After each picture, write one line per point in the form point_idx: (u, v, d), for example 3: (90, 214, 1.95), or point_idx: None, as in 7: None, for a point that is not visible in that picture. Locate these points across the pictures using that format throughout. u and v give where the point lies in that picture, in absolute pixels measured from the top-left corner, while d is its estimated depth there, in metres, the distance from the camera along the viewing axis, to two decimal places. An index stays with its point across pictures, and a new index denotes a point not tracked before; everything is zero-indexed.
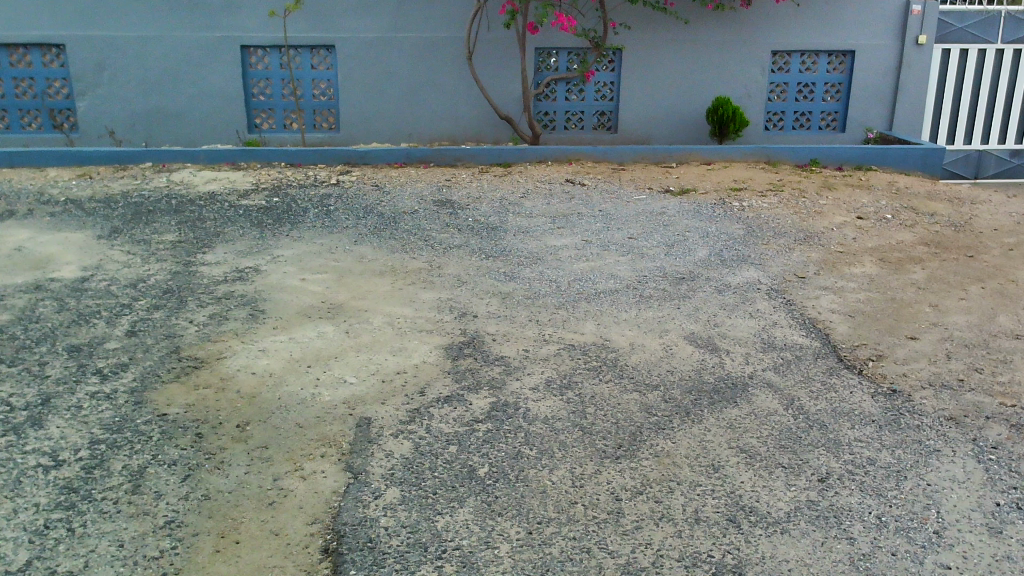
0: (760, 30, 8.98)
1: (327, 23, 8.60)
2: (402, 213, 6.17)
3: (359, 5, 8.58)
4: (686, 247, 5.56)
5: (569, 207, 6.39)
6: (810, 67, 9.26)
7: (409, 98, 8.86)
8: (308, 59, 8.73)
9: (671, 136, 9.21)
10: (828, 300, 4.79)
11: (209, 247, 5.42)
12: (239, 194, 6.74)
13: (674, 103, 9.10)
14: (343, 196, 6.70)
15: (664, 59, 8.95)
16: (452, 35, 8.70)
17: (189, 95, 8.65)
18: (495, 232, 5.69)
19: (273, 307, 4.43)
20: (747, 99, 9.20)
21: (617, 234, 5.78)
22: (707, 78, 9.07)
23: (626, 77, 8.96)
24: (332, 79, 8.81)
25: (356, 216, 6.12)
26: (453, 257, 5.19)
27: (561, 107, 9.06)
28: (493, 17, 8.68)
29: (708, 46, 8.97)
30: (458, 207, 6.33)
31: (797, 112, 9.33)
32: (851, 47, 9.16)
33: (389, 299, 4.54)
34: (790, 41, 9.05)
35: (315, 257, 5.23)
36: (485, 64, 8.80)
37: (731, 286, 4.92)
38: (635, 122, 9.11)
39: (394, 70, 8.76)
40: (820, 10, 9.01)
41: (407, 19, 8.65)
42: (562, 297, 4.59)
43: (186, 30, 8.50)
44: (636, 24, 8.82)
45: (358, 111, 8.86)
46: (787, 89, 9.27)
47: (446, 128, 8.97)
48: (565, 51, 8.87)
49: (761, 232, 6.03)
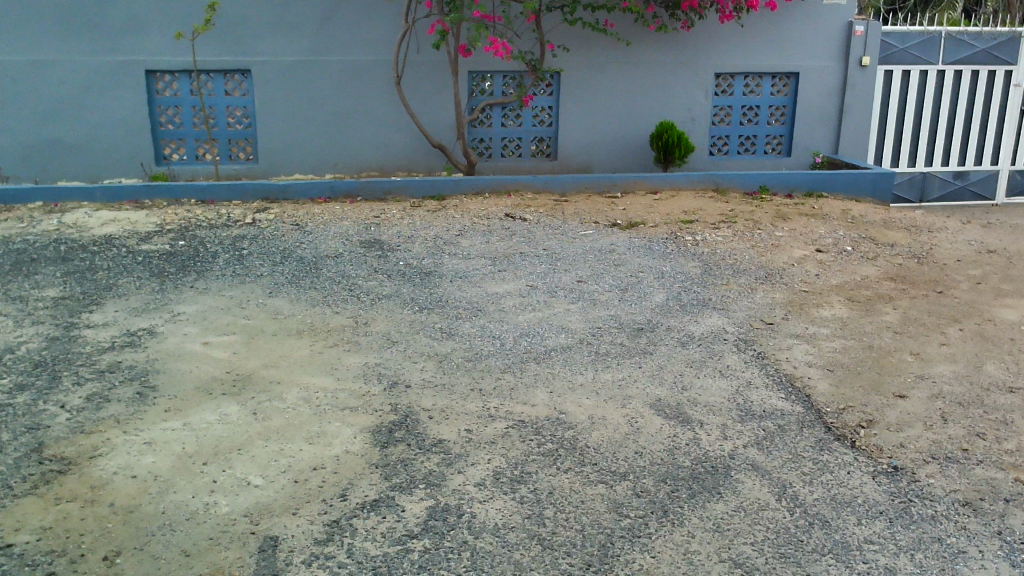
0: (703, 51, 8.61)
1: (242, 45, 7.92)
2: (324, 257, 5.52)
3: (276, 26, 7.93)
4: (642, 291, 5.05)
5: (510, 246, 5.83)
6: (753, 89, 8.94)
7: (333, 125, 8.21)
8: (221, 84, 8.03)
9: (613, 162, 8.76)
10: (802, 351, 4.32)
11: (98, 304, 4.69)
12: (140, 237, 6.00)
13: (615, 127, 8.65)
14: (259, 238, 6.02)
15: (604, 82, 8.50)
16: (378, 58, 8.10)
17: (86, 125, 7.85)
18: (430, 279, 5.09)
19: (166, 380, 3.74)
20: (690, 122, 8.81)
21: (564, 277, 5.23)
22: (649, 101, 8.65)
23: (565, 101, 8.48)
24: (248, 106, 8.11)
25: (272, 262, 5.45)
26: (381, 311, 4.56)
27: (497, 134, 8.51)
28: (423, 39, 8.11)
29: (649, 69, 8.56)
30: (388, 249, 5.71)
31: (742, 136, 8.99)
32: (794, 68, 8.87)
33: (306, 367, 3.89)
34: (734, 62, 8.70)
35: (221, 315, 4.55)
36: (414, 89, 8.22)
37: (694, 337, 4.41)
38: (575, 149, 8.63)
39: (316, 96, 8.11)
40: (763, 30, 8.69)
41: (329, 40, 8.02)
42: (508, 358, 4.01)
43: (82, 53, 7.70)
44: (574, 46, 8.35)
45: (278, 140, 8.18)
46: (730, 113, 8.93)
47: (375, 158, 8.34)
48: (500, 74, 8.35)
49: (719, 271, 5.56)
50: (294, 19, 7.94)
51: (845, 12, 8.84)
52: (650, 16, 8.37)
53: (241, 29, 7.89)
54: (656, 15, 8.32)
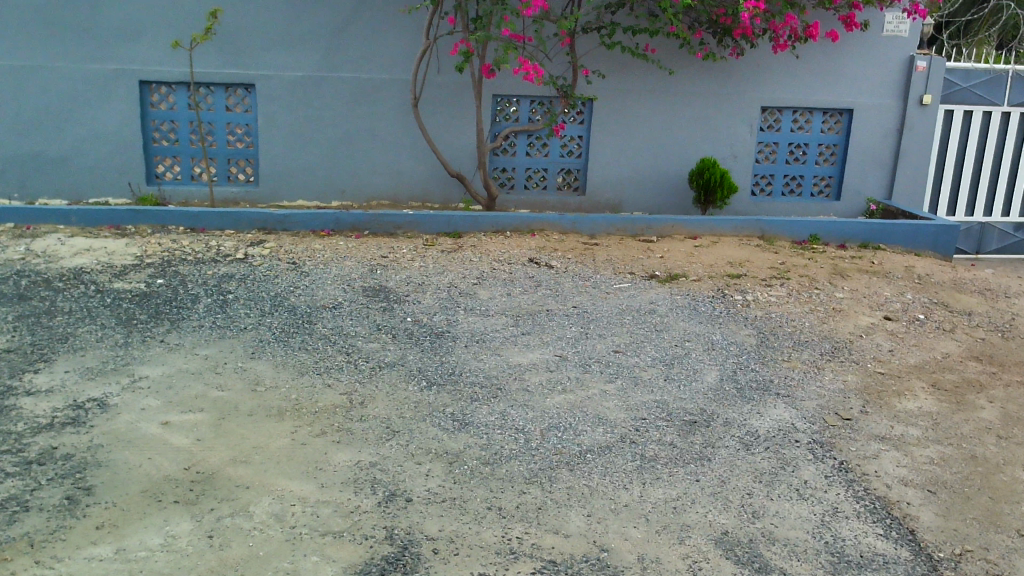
0: (750, 82, 7.86)
1: (247, 57, 7.24)
2: (321, 307, 4.78)
3: (286, 38, 7.24)
4: (691, 368, 4.28)
5: (535, 301, 5.08)
6: (802, 125, 8.17)
7: (343, 149, 7.50)
8: (221, 99, 7.34)
9: (647, 200, 8.00)
10: (891, 460, 3.53)
11: (46, 361, 3.95)
12: (114, 272, 5.27)
13: (650, 162, 7.90)
14: (249, 278, 5.29)
15: (640, 113, 7.76)
16: (395, 77, 7.40)
17: (72, 137, 7.16)
18: (442, 344, 4.34)
19: (106, 478, 2.99)
20: (733, 159, 8.05)
21: (599, 346, 4.47)
22: (689, 135, 7.90)
23: (597, 131, 7.74)
24: (250, 124, 7.43)
25: (259, 312, 4.71)
26: (381, 387, 3.80)
27: (522, 164, 7.78)
28: (444, 58, 7.40)
29: (691, 100, 7.82)
30: (394, 300, 4.97)
31: (787, 176, 8.23)
32: (848, 104, 8.10)
33: (284, 467, 3.13)
34: (783, 96, 7.95)
35: (190, 382, 3.80)
36: (433, 111, 7.50)
37: (759, 436, 3.63)
38: (605, 184, 7.89)
39: (325, 116, 7.42)
40: (817, 62, 7.94)
41: (343, 56, 7.32)
42: (534, 463, 3.24)
43: (71, 60, 7.03)
44: (609, 72, 7.62)
45: (281, 162, 7.48)
46: (776, 150, 8.17)
47: (386, 185, 7.62)
48: (527, 99, 7.62)
49: (777, 341, 4.79)
50: (305, 30, 7.25)
51: (907, 45, 8.05)
52: (697, 42, 7.61)
53: (246, 39, 7.20)
54: (703, 41, 7.58)
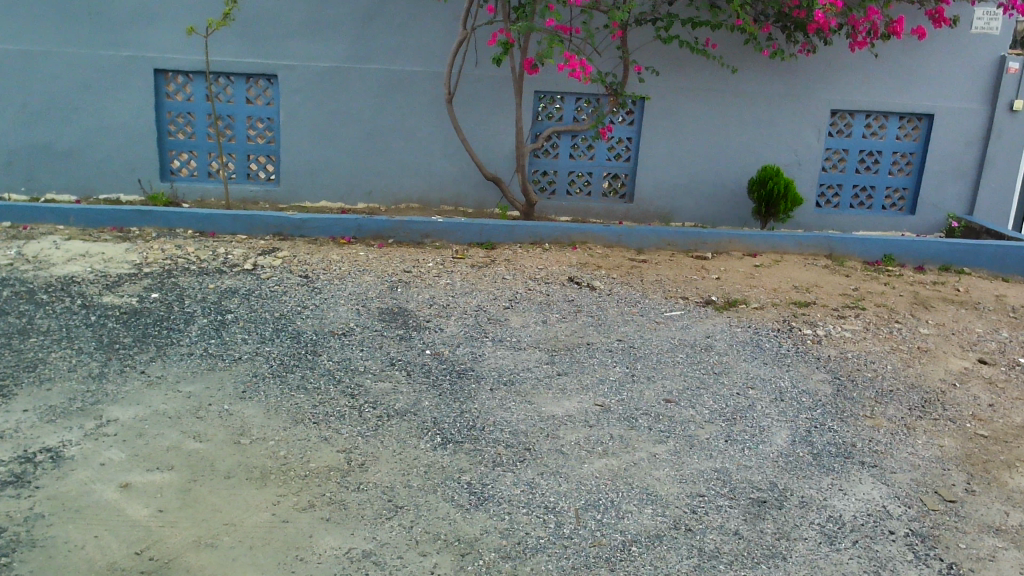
0: (819, 82, 7.11)
1: (268, 46, 6.68)
2: (329, 334, 4.19)
3: (311, 24, 6.67)
4: (757, 426, 3.60)
5: (575, 333, 4.43)
6: (876, 131, 7.40)
7: (370, 146, 6.93)
8: (242, 91, 6.82)
9: (700, 209, 7.31)
10: (1014, 565, 2.81)
11: (4, 395, 3.40)
12: (106, 284, 4.75)
13: (705, 168, 7.20)
14: (254, 294, 4.72)
15: (697, 114, 7.06)
16: (428, 70, 6.80)
17: (82, 129, 6.69)
18: (464, 386, 3.71)
19: (37, 566, 2.43)
20: (797, 167, 7.30)
21: (648, 393, 3.81)
22: (750, 139, 7.17)
23: (648, 133, 7.05)
24: (273, 118, 6.89)
25: (259, 336, 4.12)
26: (387, 444, 3.19)
27: (564, 167, 7.13)
28: (482, 50, 6.76)
29: (753, 101, 7.09)
30: (413, 327, 4.36)
31: (857, 186, 7.47)
32: (929, 109, 7.30)
33: (256, 555, 2.54)
34: (856, 98, 7.18)
35: (164, 430, 3.23)
36: (468, 108, 6.87)
37: (845, 525, 2.95)
38: (655, 191, 7.21)
39: (352, 111, 6.85)
40: (895, 61, 7.16)
41: (372, 46, 6.74)
42: (565, 560, 2.60)
43: (82, 46, 6.55)
44: (664, 68, 6.93)
45: (304, 160, 6.94)
46: (846, 157, 7.41)
47: (416, 188, 7.04)
48: (572, 96, 6.96)
49: (856, 391, 4.08)
50: (331, 17, 6.67)
51: (998, 44, 7.22)
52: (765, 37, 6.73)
53: (269, 26, 6.65)
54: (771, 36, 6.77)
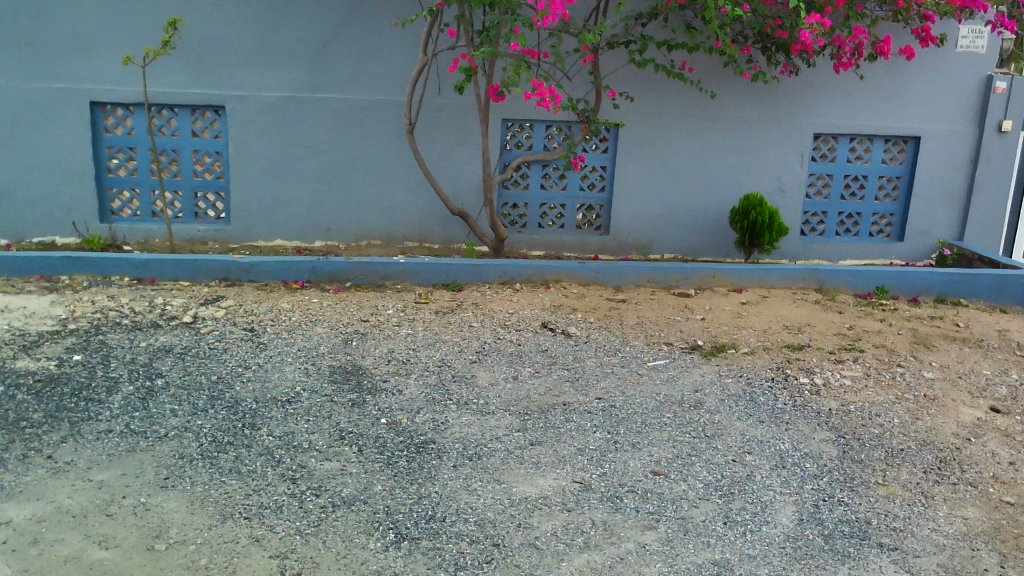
0: (801, 105, 6.76)
1: (215, 75, 6.21)
2: (272, 402, 3.69)
3: (261, 52, 6.21)
4: (759, 503, 3.15)
5: (549, 391, 3.97)
6: (861, 155, 7.07)
7: (328, 181, 6.47)
8: (187, 123, 6.34)
9: (680, 240, 6.92)
10: None
11: None
12: (23, 345, 4.22)
13: (685, 197, 6.83)
14: (190, 353, 4.22)
15: (674, 140, 6.68)
16: (388, 98, 6.36)
17: (13, 169, 6.17)
18: (423, 464, 3.23)
19: None
20: (781, 194, 6.94)
21: (633, 464, 3.36)
22: (730, 166, 6.81)
23: (623, 162, 6.66)
24: (221, 152, 6.41)
25: (191, 407, 3.62)
26: (329, 545, 2.70)
27: (535, 199, 6.72)
28: (445, 76, 6.34)
29: (733, 125, 6.72)
30: (369, 389, 3.88)
31: (843, 213, 7.13)
32: (916, 131, 6.98)
33: None
34: (839, 121, 6.84)
35: (64, 534, 2.72)
36: (432, 138, 6.44)
37: None
38: (632, 222, 6.82)
39: (307, 143, 6.39)
40: (879, 82, 6.83)
41: (328, 73, 6.29)
42: None
43: (11, 79, 6.04)
44: (638, 93, 6.54)
45: (256, 196, 6.47)
46: (830, 183, 7.07)
47: (378, 223, 6.58)
48: (542, 123, 6.56)
49: (864, 452, 3.65)
50: (283, 43, 6.21)
51: (985, 63, 6.91)
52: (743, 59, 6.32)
53: (215, 53, 6.18)
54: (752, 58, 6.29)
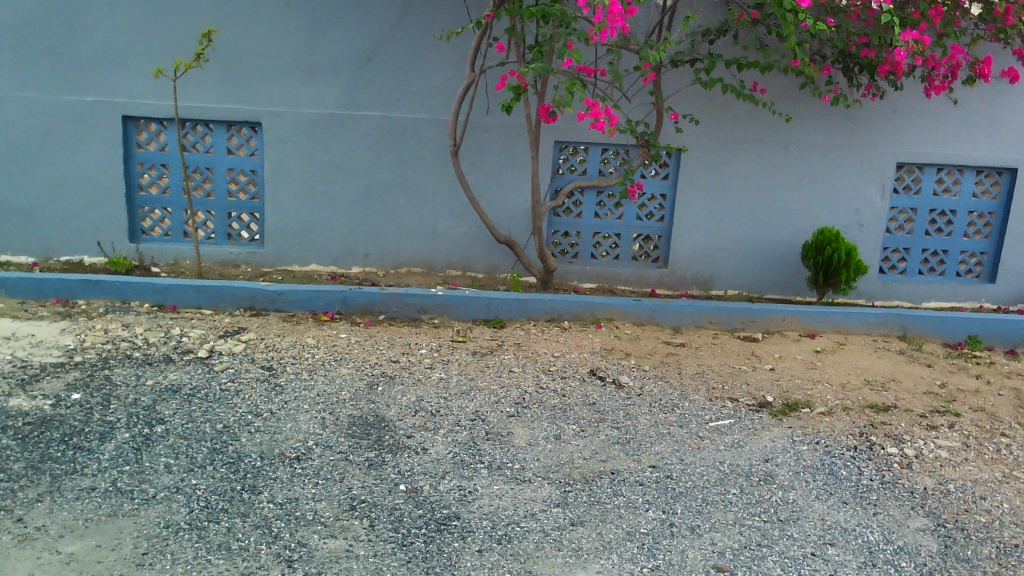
0: (884, 132, 6.16)
1: (251, 91, 5.89)
2: (279, 459, 3.25)
3: (301, 65, 5.86)
4: None
5: (595, 456, 3.46)
6: (949, 188, 6.43)
7: (367, 204, 6.10)
8: (222, 140, 6.03)
9: (745, 276, 6.37)
10: None
11: None
12: (21, 380, 3.86)
13: (751, 229, 6.28)
14: (199, 395, 3.82)
15: (741, 168, 6.13)
16: (433, 117, 5.96)
17: (42, 185, 5.91)
18: (442, 548, 2.74)
19: None
20: (858, 228, 6.34)
21: (692, 556, 2.81)
22: (803, 196, 6.23)
23: (685, 190, 6.14)
24: (257, 170, 6.08)
25: (187, 462, 3.20)
26: None
27: (588, 227, 6.25)
28: (494, 94, 5.90)
29: (807, 153, 6.15)
30: (390, 447, 3.42)
31: (927, 250, 6.51)
32: (1012, 163, 6.31)
33: None
34: (926, 150, 6.22)
35: None
36: (479, 161, 6.01)
37: None
38: (693, 255, 6.29)
39: (346, 163, 6.02)
40: (972, 108, 6.19)
41: (371, 89, 5.91)
42: None
43: (43, 91, 5.79)
44: (703, 116, 6.02)
45: (292, 219, 6.12)
46: (913, 217, 6.46)
47: (419, 250, 6.19)
48: (597, 147, 6.08)
49: (971, 548, 3.03)
50: (325, 57, 5.86)
51: None
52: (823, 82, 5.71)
53: (253, 66, 5.85)
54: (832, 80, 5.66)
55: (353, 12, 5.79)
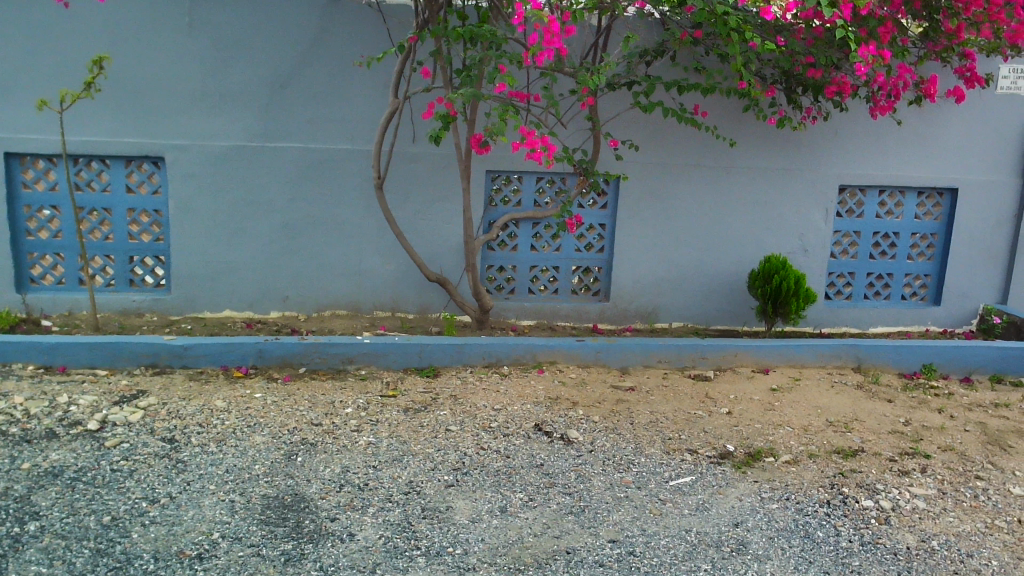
0: (825, 154, 5.96)
1: (151, 123, 5.34)
2: (176, 559, 2.73)
3: (207, 93, 5.35)
4: None
5: (547, 533, 3.03)
6: (891, 210, 6.27)
7: (285, 244, 5.61)
8: (120, 177, 5.46)
9: (690, 307, 6.08)
10: None
11: None
12: None
13: (695, 258, 6.00)
14: (84, 480, 3.26)
15: (683, 194, 5.85)
16: (355, 148, 5.52)
17: None
18: None
19: None
20: (803, 253, 6.12)
21: None
22: (746, 222, 5.98)
23: (625, 219, 5.83)
24: (161, 209, 5.54)
25: (63, 571, 2.64)
26: None
27: (525, 260, 5.87)
28: (419, 122, 5.49)
29: (750, 177, 5.90)
30: (310, 534, 2.93)
31: (871, 274, 6.33)
32: (952, 183, 6.19)
33: None
34: (868, 172, 6.05)
35: None
36: (406, 194, 5.58)
37: None
38: (636, 287, 5.98)
39: (260, 199, 5.52)
40: (912, 128, 6.05)
41: (286, 118, 5.44)
42: None
43: None
44: (642, 141, 5.72)
45: (202, 262, 5.58)
46: (857, 241, 6.27)
47: (343, 291, 5.73)
48: (531, 175, 5.72)
49: None
50: (234, 84, 5.36)
51: None
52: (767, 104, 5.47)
53: (153, 95, 5.31)
54: (775, 102, 5.41)
55: (264, 35, 5.32)
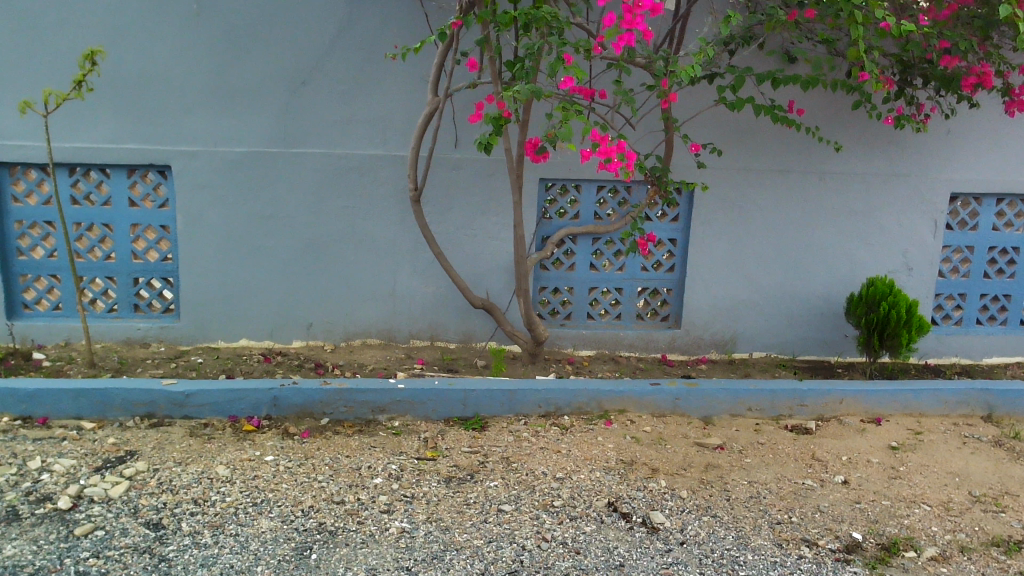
0: (937, 157, 5.07)
1: (155, 126, 4.64)
2: None
3: (218, 91, 4.64)
4: None
5: None
6: (1011, 221, 5.36)
7: (309, 264, 4.89)
8: (122, 189, 4.78)
9: (774, 335, 5.25)
10: None
11: None
12: None
13: (781, 279, 5.15)
14: None
15: (768, 204, 5.00)
16: (387, 155, 4.78)
17: None
18: None
19: None
20: (907, 272, 5.24)
21: None
22: (843, 236, 5.12)
23: (701, 234, 5.00)
24: (168, 225, 4.85)
25: None
26: None
27: (583, 282, 5.08)
28: (462, 124, 4.72)
29: (847, 184, 5.03)
30: None
31: (986, 296, 5.43)
32: None
33: None
34: (987, 177, 5.14)
35: None
36: (447, 206, 4.81)
37: None
38: (712, 312, 5.15)
39: (279, 214, 4.80)
40: None
41: (308, 119, 4.70)
42: None
43: None
44: (722, 143, 4.88)
45: (215, 285, 4.88)
46: (970, 258, 5.37)
47: (375, 318, 5.00)
48: (592, 183, 4.92)
49: None
50: (249, 81, 4.64)
51: None
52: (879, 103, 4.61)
53: (156, 94, 4.61)
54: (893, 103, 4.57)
55: (283, 24, 4.59)
